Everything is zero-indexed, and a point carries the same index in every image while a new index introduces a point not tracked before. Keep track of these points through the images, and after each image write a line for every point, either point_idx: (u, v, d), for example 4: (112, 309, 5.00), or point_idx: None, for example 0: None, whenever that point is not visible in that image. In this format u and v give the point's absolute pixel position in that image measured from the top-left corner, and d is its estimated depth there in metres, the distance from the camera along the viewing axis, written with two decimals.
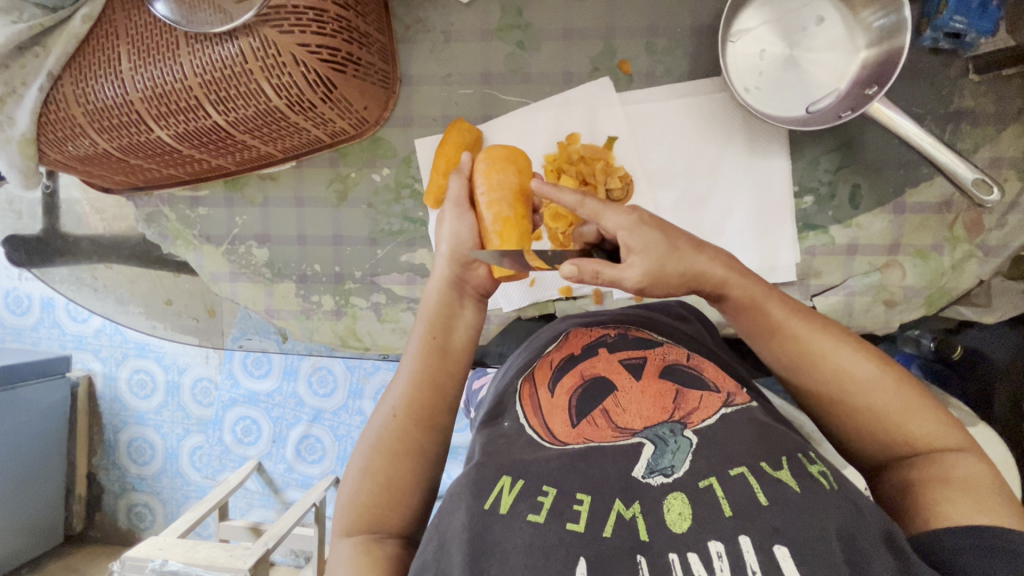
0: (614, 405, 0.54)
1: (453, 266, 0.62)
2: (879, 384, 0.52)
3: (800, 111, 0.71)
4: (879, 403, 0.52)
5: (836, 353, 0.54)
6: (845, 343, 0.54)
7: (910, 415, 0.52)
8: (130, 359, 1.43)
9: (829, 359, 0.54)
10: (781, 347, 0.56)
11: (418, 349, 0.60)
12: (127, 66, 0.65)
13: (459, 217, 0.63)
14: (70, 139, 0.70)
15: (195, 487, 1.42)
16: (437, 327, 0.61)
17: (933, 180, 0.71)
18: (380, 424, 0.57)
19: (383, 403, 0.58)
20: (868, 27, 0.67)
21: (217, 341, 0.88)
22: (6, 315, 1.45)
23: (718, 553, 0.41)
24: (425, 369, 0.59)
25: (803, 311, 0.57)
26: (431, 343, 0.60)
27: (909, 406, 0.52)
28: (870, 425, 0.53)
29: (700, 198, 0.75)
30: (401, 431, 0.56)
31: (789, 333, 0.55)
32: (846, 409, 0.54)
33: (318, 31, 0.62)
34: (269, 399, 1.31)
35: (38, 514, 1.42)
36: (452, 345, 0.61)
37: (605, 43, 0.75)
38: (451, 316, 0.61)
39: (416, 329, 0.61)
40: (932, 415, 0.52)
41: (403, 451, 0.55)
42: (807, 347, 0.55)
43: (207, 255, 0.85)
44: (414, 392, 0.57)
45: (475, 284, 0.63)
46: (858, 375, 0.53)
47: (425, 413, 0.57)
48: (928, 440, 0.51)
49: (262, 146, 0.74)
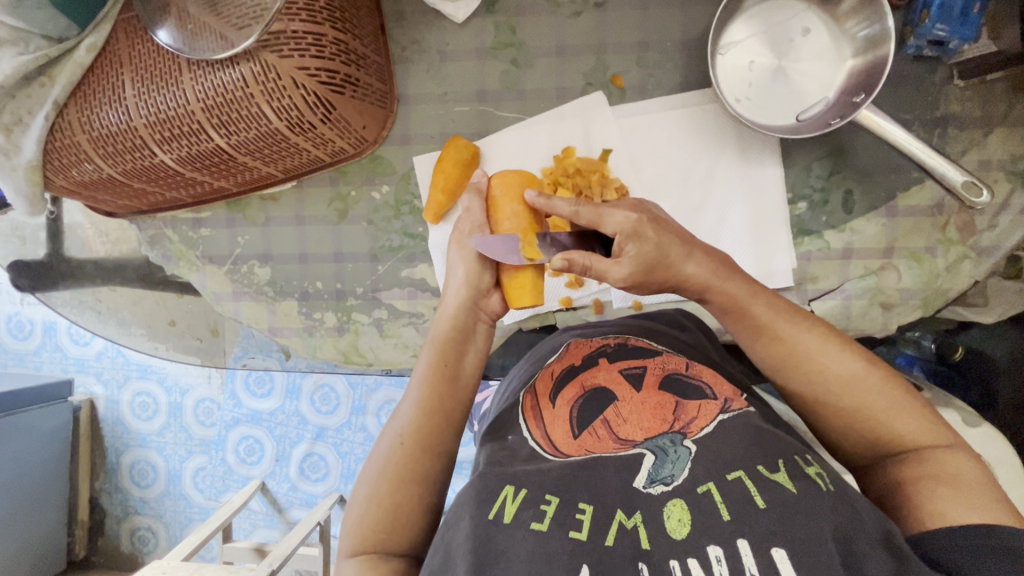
0: (615, 415, 0.55)
1: (472, 293, 0.64)
2: (864, 381, 0.53)
3: (791, 120, 0.72)
4: (863, 402, 0.53)
5: (824, 352, 0.54)
6: (829, 342, 0.55)
7: (894, 412, 0.52)
8: (132, 382, 1.43)
9: (814, 361, 0.54)
10: (768, 347, 0.56)
11: (427, 377, 0.60)
12: (130, 93, 0.66)
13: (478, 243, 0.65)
14: (75, 165, 0.72)
15: (198, 509, 1.42)
16: (448, 355, 0.61)
17: (924, 184, 0.72)
18: (387, 450, 0.57)
19: (390, 427, 0.58)
20: (854, 37, 0.69)
21: (220, 361, 0.87)
22: (7, 340, 1.46)
23: (717, 557, 0.42)
24: (429, 397, 0.59)
25: (788, 308, 0.57)
26: (442, 369, 0.60)
27: (894, 404, 0.53)
28: (855, 425, 0.54)
29: (695, 207, 0.76)
30: (408, 458, 0.56)
31: (773, 333, 0.56)
32: (833, 409, 0.54)
33: (316, 54, 0.64)
34: (271, 418, 1.32)
35: (42, 541, 1.41)
36: (461, 373, 0.62)
37: (597, 59, 0.76)
38: (463, 344, 0.63)
39: (426, 354, 0.62)
40: (915, 413, 0.52)
41: (408, 475, 0.55)
42: (792, 347, 0.55)
43: (210, 276, 0.86)
44: (420, 418, 0.58)
45: (488, 310, 0.65)
46: (844, 375, 0.53)
47: (431, 441, 0.57)
48: (913, 438, 0.52)
49: (263, 167, 0.75)
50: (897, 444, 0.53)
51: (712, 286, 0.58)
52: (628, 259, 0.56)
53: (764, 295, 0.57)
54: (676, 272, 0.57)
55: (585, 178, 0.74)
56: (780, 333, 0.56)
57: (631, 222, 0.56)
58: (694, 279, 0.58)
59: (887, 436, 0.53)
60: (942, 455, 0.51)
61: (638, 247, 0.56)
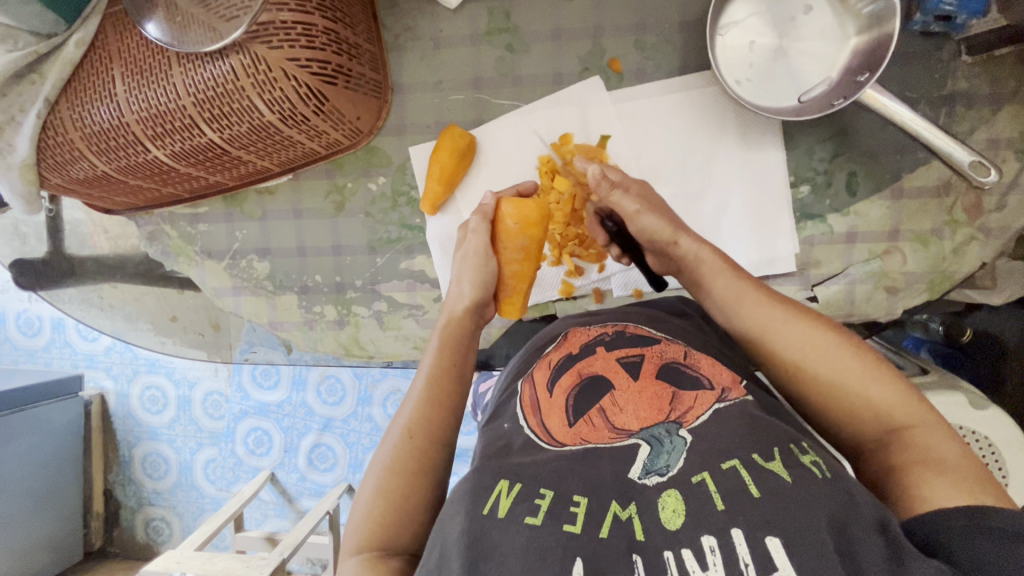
0: (611, 404, 0.55)
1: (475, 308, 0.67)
2: (832, 350, 0.54)
3: (792, 101, 0.71)
4: (834, 370, 0.53)
5: (792, 323, 0.56)
6: (794, 316, 0.57)
7: (868, 381, 0.52)
8: (141, 376, 1.44)
9: (781, 331, 0.56)
10: (743, 314, 0.58)
11: (433, 372, 0.62)
12: (121, 88, 0.66)
13: (482, 265, 0.67)
14: (69, 163, 0.71)
15: (210, 500, 1.44)
16: (456, 356, 0.64)
17: (930, 164, 0.70)
18: (393, 443, 0.58)
19: (395, 422, 0.59)
20: (858, 14, 0.67)
21: (225, 354, 0.88)
22: (18, 337, 1.48)
23: (711, 547, 0.41)
24: (436, 395, 0.60)
25: (755, 285, 0.60)
26: (451, 370, 0.62)
27: (865, 373, 0.53)
28: (835, 401, 0.53)
29: (695, 193, 0.75)
30: (415, 449, 0.57)
31: (743, 304, 0.59)
32: (812, 386, 0.55)
33: (307, 45, 0.63)
34: (279, 409, 1.33)
35: (58, 534, 1.44)
36: (467, 374, 0.64)
37: (594, 42, 0.75)
38: (467, 348, 0.65)
39: (432, 356, 0.64)
40: (893, 383, 0.52)
41: (416, 472, 0.56)
42: (760, 320, 0.57)
43: (209, 271, 0.86)
44: (425, 414, 0.59)
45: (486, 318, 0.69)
46: (813, 346, 0.55)
47: (438, 439, 0.58)
48: (890, 410, 0.51)
49: (258, 161, 0.75)
50: (876, 422, 0.52)
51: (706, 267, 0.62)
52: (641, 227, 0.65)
53: (737, 271, 0.61)
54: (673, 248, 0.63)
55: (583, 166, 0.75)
56: (747, 305, 0.59)
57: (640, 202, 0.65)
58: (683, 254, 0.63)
59: (870, 409, 0.52)
60: (934, 435, 0.50)
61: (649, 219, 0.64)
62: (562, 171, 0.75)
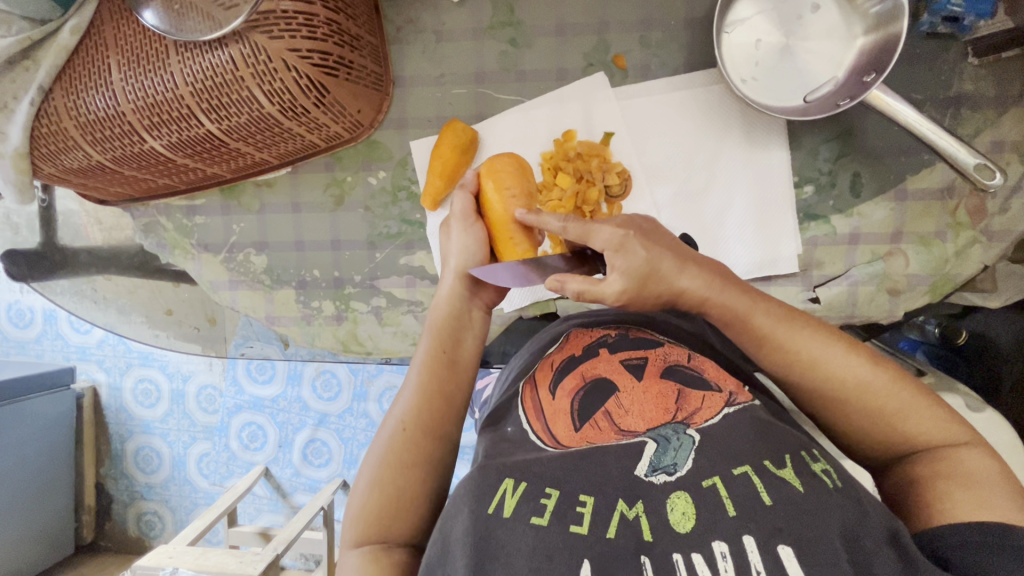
0: (617, 406, 0.54)
1: (463, 281, 0.64)
2: (872, 385, 0.52)
3: (798, 101, 0.70)
4: (874, 404, 0.52)
5: (830, 356, 0.53)
6: (834, 347, 0.54)
7: (909, 414, 0.51)
8: (134, 369, 1.43)
9: (820, 366, 0.53)
10: (779, 353, 0.55)
11: (426, 361, 0.60)
12: (117, 77, 0.64)
13: (466, 231, 0.65)
14: (64, 152, 0.70)
15: (203, 494, 1.43)
16: (445, 340, 0.61)
17: (934, 167, 0.70)
18: (388, 435, 0.57)
19: (390, 414, 0.58)
20: (865, 14, 0.66)
21: (220, 349, 0.86)
22: (8, 328, 1.46)
23: (722, 553, 0.41)
24: (430, 384, 0.59)
25: (787, 314, 0.56)
26: (440, 355, 0.60)
27: (906, 405, 0.51)
28: (872, 429, 0.52)
29: (700, 192, 0.75)
30: (411, 441, 0.56)
31: (776, 342, 0.55)
32: (849, 416, 0.53)
33: (308, 35, 0.62)
34: (274, 404, 1.32)
35: (49, 527, 1.42)
36: (459, 358, 0.61)
37: (598, 38, 0.74)
38: (460, 328, 0.62)
39: (425, 340, 0.62)
40: (934, 413, 0.51)
41: (415, 467, 0.55)
42: (798, 355, 0.54)
43: (205, 264, 0.85)
44: (421, 404, 0.57)
45: (484, 297, 0.65)
46: (853, 380, 0.52)
47: (435, 431, 0.57)
48: (929, 438, 0.51)
49: (257, 153, 0.74)
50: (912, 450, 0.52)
51: (709, 299, 0.56)
52: (618, 274, 0.55)
53: (765, 304, 0.56)
54: (667, 285, 0.56)
55: (586, 163, 0.74)
56: (781, 342, 0.55)
57: (617, 235, 0.55)
58: (690, 293, 0.57)
59: (907, 438, 0.51)
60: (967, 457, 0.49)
61: (626, 260, 0.54)
62: (565, 167, 0.74)
